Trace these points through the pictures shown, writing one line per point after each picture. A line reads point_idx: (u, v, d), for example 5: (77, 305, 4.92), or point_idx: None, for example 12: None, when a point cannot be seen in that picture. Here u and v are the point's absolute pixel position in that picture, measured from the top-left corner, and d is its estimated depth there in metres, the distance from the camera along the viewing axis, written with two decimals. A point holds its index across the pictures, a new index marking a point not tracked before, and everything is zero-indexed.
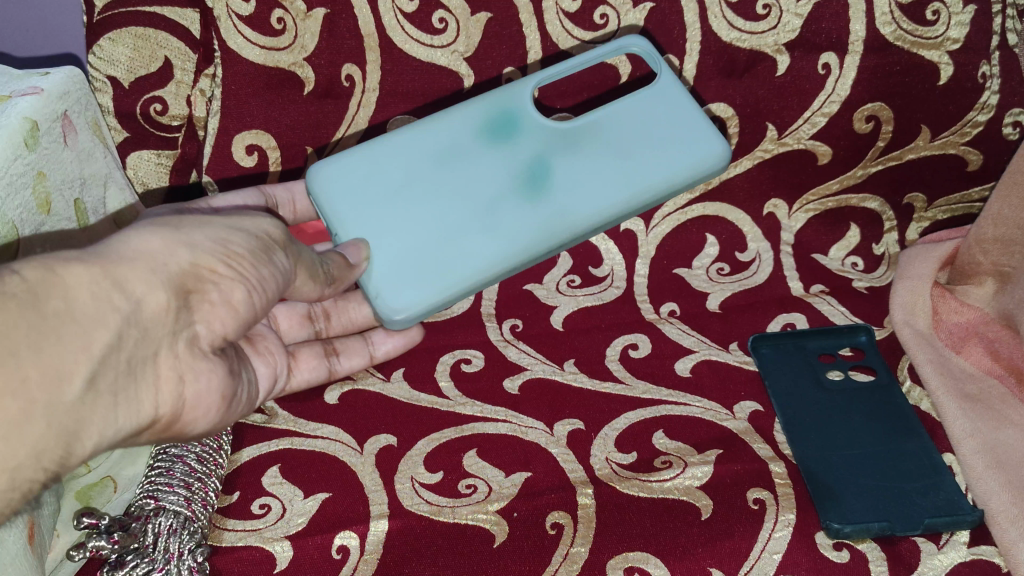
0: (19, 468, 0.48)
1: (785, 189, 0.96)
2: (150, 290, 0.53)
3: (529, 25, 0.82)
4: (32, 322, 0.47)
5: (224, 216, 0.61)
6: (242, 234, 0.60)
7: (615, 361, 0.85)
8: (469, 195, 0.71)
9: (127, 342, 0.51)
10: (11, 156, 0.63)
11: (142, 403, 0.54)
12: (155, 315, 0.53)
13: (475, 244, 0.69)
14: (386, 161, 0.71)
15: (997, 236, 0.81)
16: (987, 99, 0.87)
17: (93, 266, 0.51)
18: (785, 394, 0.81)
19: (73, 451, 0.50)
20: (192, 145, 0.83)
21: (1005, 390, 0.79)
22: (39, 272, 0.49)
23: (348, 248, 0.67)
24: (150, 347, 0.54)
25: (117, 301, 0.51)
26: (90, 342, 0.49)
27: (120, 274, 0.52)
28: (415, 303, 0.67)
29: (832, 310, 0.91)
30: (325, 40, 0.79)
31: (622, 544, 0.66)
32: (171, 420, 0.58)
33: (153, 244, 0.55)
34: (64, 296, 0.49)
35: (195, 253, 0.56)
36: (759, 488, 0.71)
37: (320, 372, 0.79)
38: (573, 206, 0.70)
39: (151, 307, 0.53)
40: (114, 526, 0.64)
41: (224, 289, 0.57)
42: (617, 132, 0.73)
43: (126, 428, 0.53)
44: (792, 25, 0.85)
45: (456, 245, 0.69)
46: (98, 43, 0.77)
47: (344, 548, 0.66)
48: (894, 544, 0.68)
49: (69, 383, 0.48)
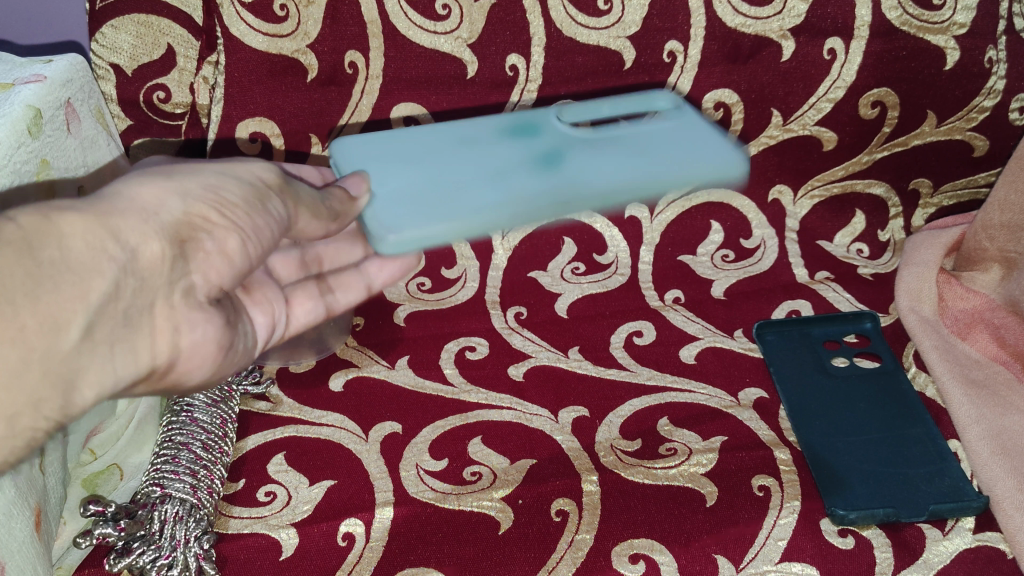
0: (16, 416, 0.44)
1: (791, 175, 0.95)
2: (144, 239, 0.47)
3: (533, 11, 0.81)
4: (26, 270, 0.43)
5: (216, 163, 0.55)
6: (236, 176, 0.54)
7: (620, 348, 0.85)
8: (480, 160, 0.65)
9: (124, 292, 0.46)
10: (15, 144, 0.62)
11: (140, 356, 0.49)
12: (152, 266, 0.48)
13: (474, 189, 0.62)
14: (403, 135, 0.68)
15: (1003, 221, 0.81)
16: (994, 84, 0.89)
17: (87, 214, 0.46)
18: (790, 378, 0.81)
19: (71, 401, 0.46)
20: (196, 132, 0.82)
21: (1010, 375, 0.79)
22: (36, 219, 0.44)
23: (349, 181, 0.61)
24: (147, 296, 0.48)
25: (112, 249, 0.45)
26: (87, 291, 0.44)
27: (115, 223, 0.46)
28: (408, 232, 0.59)
29: (838, 297, 0.91)
30: (327, 27, 0.78)
31: (627, 530, 0.66)
32: (171, 374, 0.52)
33: (141, 191, 0.49)
34: (59, 244, 0.44)
35: (186, 198, 0.51)
36: (765, 475, 0.71)
37: (316, 311, 0.73)
38: (585, 180, 0.64)
39: (147, 257, 0.47)
40: (121, 513, 0.63)
41: (217, 238, 0.51)
42: (644, 144, 0.68)
43: (122, 382, 0.48)
44: (798, 10, 0.84)
45: (454, 193, 0.62)
46: (101, 30, 0.76)
47: (350, 536, 0.66)
48: (899, 531, 0.68)
49: (65, 332, 0.44)
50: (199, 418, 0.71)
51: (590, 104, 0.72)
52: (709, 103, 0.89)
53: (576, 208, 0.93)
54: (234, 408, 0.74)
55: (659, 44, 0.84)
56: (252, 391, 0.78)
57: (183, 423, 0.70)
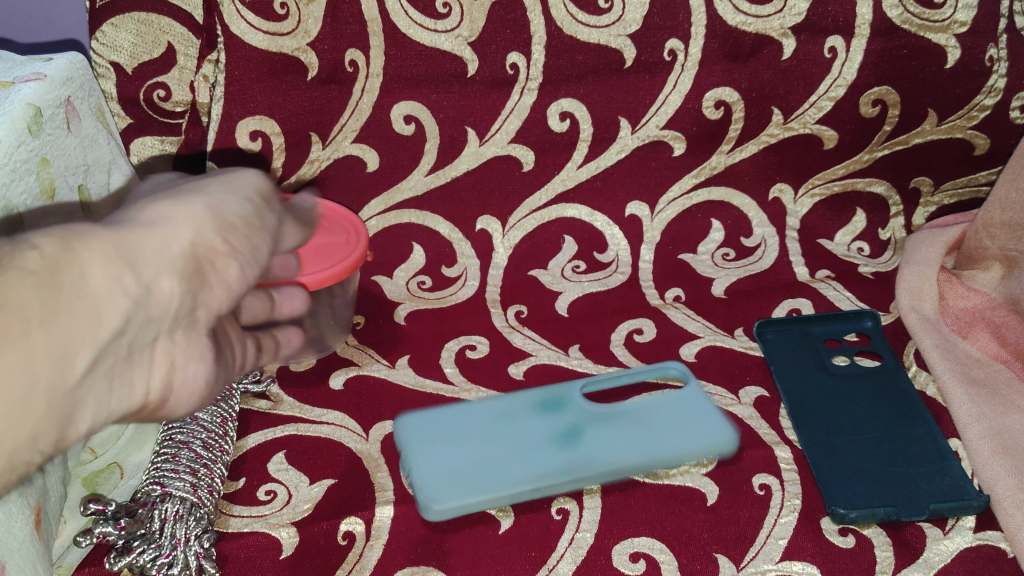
0: (17, 452, 0.43)
1: (791, 173, 0.95)
2: (158, 274, 0.50)
3: (534, 9, 0.81)
4: (43, 299, 0.43)
5: (213, 185, 0.58)
6: (240, 199, 0.58)
7: (620, 346, 0.85)
8: None
9: (131, 326, 0.48)
10: (15, 143, 0.62)
11: (134, 387, 0.51)
12: (161, 301, 0.50)
13: (513, 473, 0.69)
14: None
15: (1004, 219, 0.81)
16: (995, 82, 0.89)
17: (109, 246, 0.48)
18: (790, 377, 0.81)
19: (69, 433, 0.46)
20: (196, 131, 0.82)
21: (1011, 374, 0.79)
22: (59, 248, 0.45)
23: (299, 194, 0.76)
24: (152, 331, 0.50)
25: (128, 283, 0.47)
26: (98, 324, 0.46)
27: (134, 255, 0.48)
28: None
29: (838, 295, 0.92)
30: (328, 25, 0.78)
31: (628, 529, 0.66)
32: (158, 402, 0.54)
33: (157, 221, 0.52)
34: (80, 273, 0.46)
35: (196, 229, 0.53)
36: (765, 474, 0.71)
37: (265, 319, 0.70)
38: None
39: (159, 295, 0.50)
40: (120, 512, 0.62)
41: (223, 270, 0.55)
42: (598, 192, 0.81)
43: (116, 413, 0.50)
44: (798, 9, 0.84)
45: (495, 466, 0.70)
46: (101, 28, 0.76)
47: (350, 534, 0.66)
48: (900, 529, 0.67)
49: (72, 364, 0.45)
50: (199, 417, 0.70)
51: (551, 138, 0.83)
52: (710, 102, 0.88)
53: (577, 206, 0.93)
54: (235, 407, 0.74)
55: (660, 42, 0.84)
56: (252, 390, 0.78)
57: (183, 422, 0.70)
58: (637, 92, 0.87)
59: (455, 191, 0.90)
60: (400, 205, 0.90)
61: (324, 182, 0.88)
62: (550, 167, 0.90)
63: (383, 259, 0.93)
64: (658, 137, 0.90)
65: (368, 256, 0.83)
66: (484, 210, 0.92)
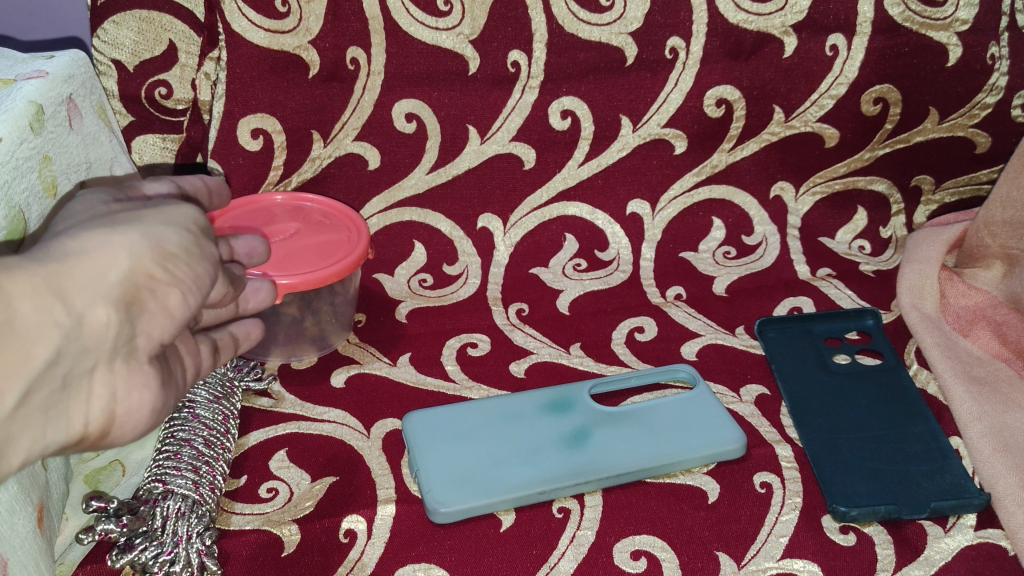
0: None
1: (793, 171, 0.95)
2: (90, 304, 0.45)
3: (534, 7, 0.81)
4: None
5: (149, 212, 0.52)
6: (178, 226, 0.52)
7: (621, 344, 0.86)
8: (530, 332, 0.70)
9: (65, 358, 0.44)
10: (17, 141, 0.62)
11: (71, 420, 0.47)
12: (96, 332, 0.46)
13: (517, 477, 0.68)
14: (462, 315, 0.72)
15: (1006, 218, 0.82)
16: (997, 81, 0.90)
17: (36, 276, 0.43)
18: (791, 375, 0.81)
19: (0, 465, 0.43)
20: (198, 128, 0.82)
21: (1012, 373, 0.79)
22: None
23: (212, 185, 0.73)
24: (87, 362, 0.46)
25: (58, 314, 0.44)
26: (28, 357, 0.42)
27: (65, 284, 0.44)
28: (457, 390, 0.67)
29: (839, 293, 0.92)
30: (330, 23, 0.78)
31: (629, 527, 0.66)
32: (102, 434, 0.50)
33: (88, 246, 0.47)
34: (5, 305, 0.42)
35: (132, 254, 0.48)
36: (766, 472, 0.71)
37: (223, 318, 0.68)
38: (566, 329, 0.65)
39: (91, 324, 0.45)
40: (122, 509, 0.63)
41: (161, 296, 0.50)
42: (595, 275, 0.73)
43: (50, 447, 0.46)
44: (800, 7, 0.84)
45: (498, 469, 0.69)
46: (103, 26, 0.76)
47: (352, 532, 0.66)
48: (900, 527, 0.68)
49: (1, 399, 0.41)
50: (201, 414, 0.70)
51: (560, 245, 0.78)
52: (710, 100, 0.88)
53: (578, 204, 0.93)
54: (237, 405, 0.75)
55: (660, 40, 0.84)
56: (254, 388, 0.78)
57: (185, 419, 0.70)
58: (639, 90, 0.86)
59: (456, 189, 0.90)
60: (400, 204, 0.90)
61: (325, 180, 0.88)
62: (550, 165, 0.90)
63: (384, 257, 0.93)
64: (659, 136, 0.90)
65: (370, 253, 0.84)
66: (485, 209, 0.92)
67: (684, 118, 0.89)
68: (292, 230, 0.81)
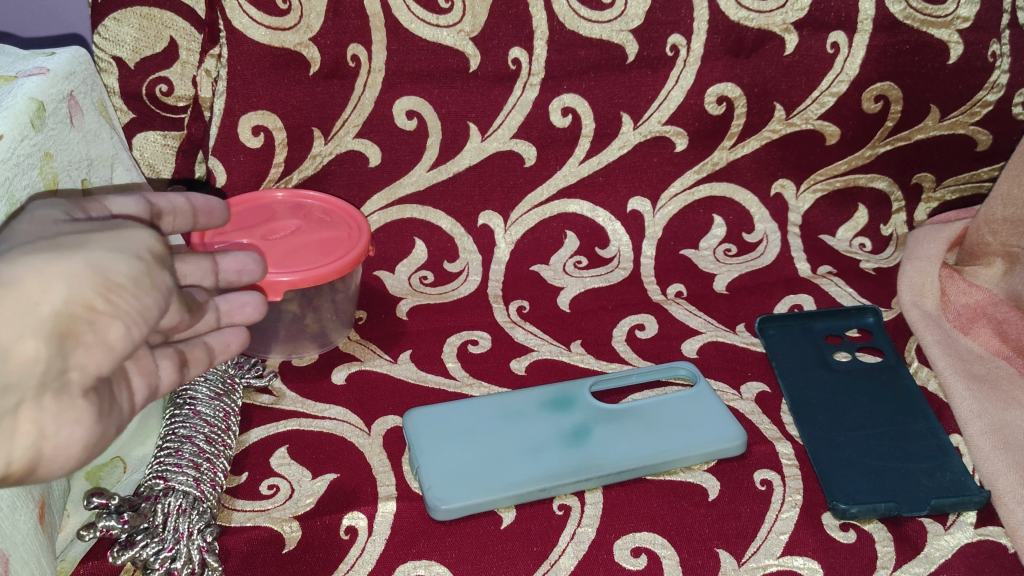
0: None
1: (794, 169, 0.95)
2: (19, 336, 0.44)
3: (535, 3, 0.81)
4: None
5: (99, 238, 0.51)
6: (127, 255, 0.51)
7: (622, 341, 0.86)
8: (528, 436, 0.72)
9: None
10: (18, 137, 0.62)
11: None
12: (23, 366, 0.44)
13: (518, 476, 0.68)
14: (468, 406, 0.74)
15: (1007, 215, 0.82)
16: (998, 78, 0.90)
17: None
18: (792, 373, 0.81)
19: None
20: (198, 126, 0.82)
21: (1013, 371, 0.79)
22: None
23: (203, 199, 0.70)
24: (11, 397, 0.44)
25: None
26: None
27: None
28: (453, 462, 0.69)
29: (840, 291, 0.92)
30: (330, 20, 0.78)
31: (630, 524, 0.66)
32: (28, 473, 0.46)
33: (22, 276, 0.46)
34: None
35: (69, 285, 0.47)
36: (766, 469, 0.72)
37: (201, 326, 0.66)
38: (586, 462, 0.69)
39: (18, 357, 0.44)
40: (124, 506, 0.62)
41: (100, 328, 0.48)
42: (617, 399, 0.75)
43: None
44: (801, 4, 0.84)
45: (499, 466, 0.69)
46: (104, 23, 0.75)
47: (352, 529, 0.66)
48: (900, 525, 0.68)
49: None
50: (202, 410, 0.70)
51: (607, 374, 0.78)
52: (711, 98, 0.88)
53: (579, 201, 0.93)
54: (237, 402, 0.75)
55: (661, 37, 0.84)
56: (255, 385, 0.78)
57: (186, 416, 0.70)
58: (639, 88, 0.86)
59: (457, 186, 0.90)
60: (402, 201, 0.90)
61: (326, 177, 0.88)
62: (550, 162, 0.90)
63: (384, 255, 0.93)
64: (659, 133, 0.90)
65: (371, 250, 0.84)
66: (485, 206, 0.92)
67: (685, 115, 0.89)
68: (293, 227, 0.81)
